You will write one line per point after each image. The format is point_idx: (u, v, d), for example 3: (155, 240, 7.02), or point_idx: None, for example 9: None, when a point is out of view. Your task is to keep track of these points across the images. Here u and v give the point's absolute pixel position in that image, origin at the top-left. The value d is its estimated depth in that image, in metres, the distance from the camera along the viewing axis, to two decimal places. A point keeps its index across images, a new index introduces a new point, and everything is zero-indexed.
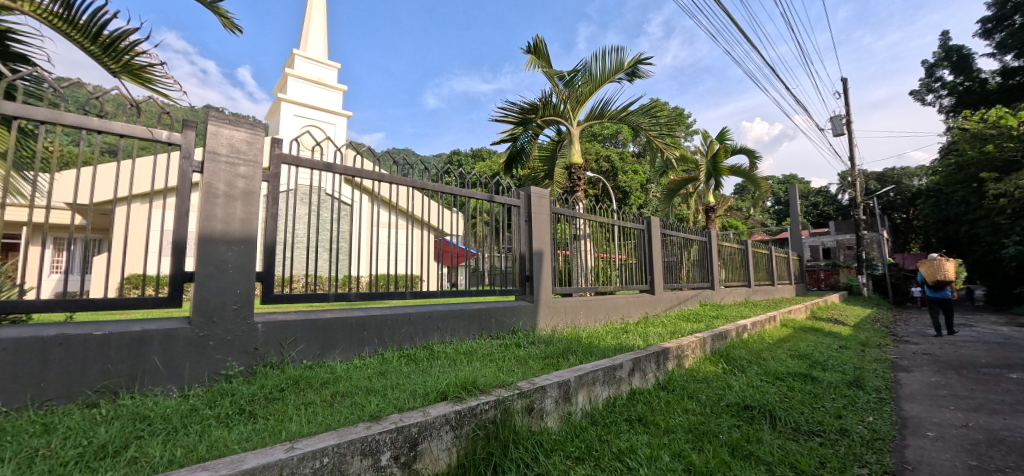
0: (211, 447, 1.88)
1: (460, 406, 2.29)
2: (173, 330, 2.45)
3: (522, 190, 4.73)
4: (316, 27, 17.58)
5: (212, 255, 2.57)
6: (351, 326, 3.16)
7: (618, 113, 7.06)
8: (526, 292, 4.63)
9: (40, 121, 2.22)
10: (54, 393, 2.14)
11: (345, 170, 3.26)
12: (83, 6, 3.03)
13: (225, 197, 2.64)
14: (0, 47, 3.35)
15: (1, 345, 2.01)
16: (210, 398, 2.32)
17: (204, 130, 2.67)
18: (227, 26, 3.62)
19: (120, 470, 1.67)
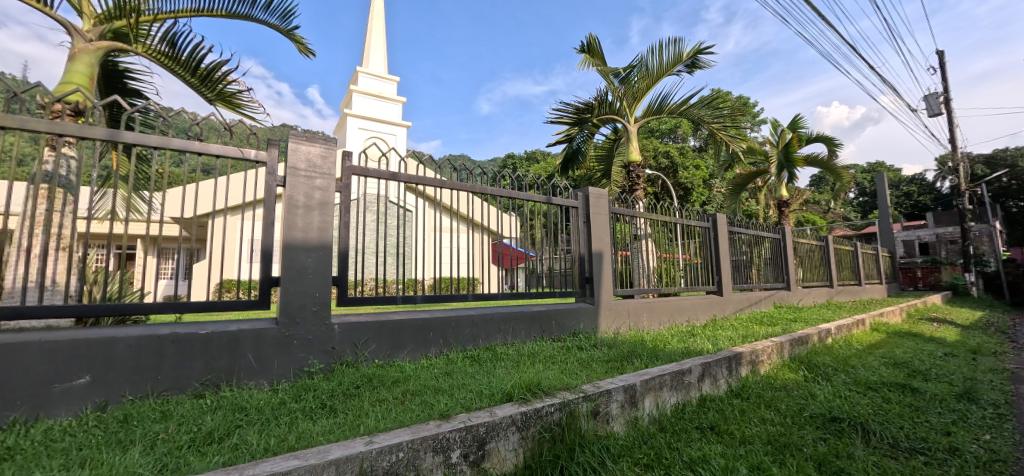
0: (300, 437, 2.04)
1: (526, 408, 2.29)
2: (263, 330, 2.69)
3: (579, 190, 4.67)
4: (377, 45, 18.66)
5: (294, 261, 2.79)
6: (418, 327, 3.29)
7: (678, 107, 6.76)
8: (587, 294, 4.55)
9: (153, 147, 2.52)
10: (169, 384, 2.43)
11: (409, 178, 3.40)
12: (185, 44, 3.44)
13: (305, 208, 2.87)
14: (122, 86, 3.90)
15: (127, 343, 2.35)
16: (295, 393, 2.51)
17: (285, 147, 2.91)
18: (302, 51, 3.94)
19: (224, 455, 1.86)
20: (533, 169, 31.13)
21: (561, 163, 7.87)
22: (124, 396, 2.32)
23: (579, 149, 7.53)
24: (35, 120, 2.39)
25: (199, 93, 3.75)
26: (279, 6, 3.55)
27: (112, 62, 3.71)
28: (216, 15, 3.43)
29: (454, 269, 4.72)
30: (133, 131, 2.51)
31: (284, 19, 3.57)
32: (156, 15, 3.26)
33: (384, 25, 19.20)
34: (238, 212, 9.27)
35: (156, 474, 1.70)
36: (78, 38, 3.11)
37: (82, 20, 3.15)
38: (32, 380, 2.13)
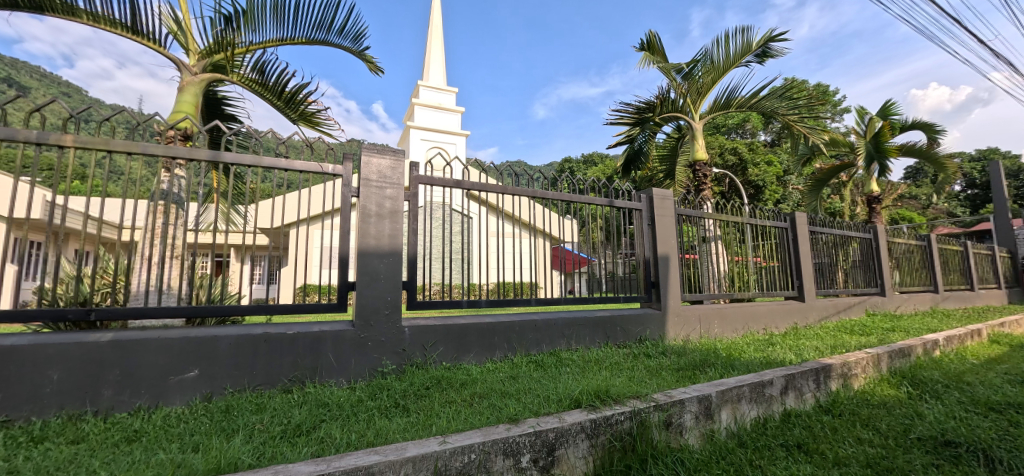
0: (377, 434, 2.14)
1: (595, 415, 2.24)
2: (342, 331, 2.87)
3: (643, 192, 4.53)
4: (436, 59, 19.46)
5: (368, 267, 2.96)
6: (483, 331, 3.35)
7: (747, 100, 6.36)
8: (653, 300, 4.39)
9: (247, 165, 2.78)
10: (262, 379, 2.67)
11: (472, 185, 3.49)
12: (272, 71, 3.80)
13: (376, 216, 3.03)
14: (221, 112, 4.39)
15: (229, 341, 2.62)
16: (371, 392, 2.65)
17: (359, 160, 3.10)
18: (372, 70, 4.19)
19: (312, 447, 2.00)
20: (590, 172, 30.70)
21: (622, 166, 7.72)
22: (225, 389, 2.58)
23: (641, 150, 7.35)
24: (154, 146, 2.74)
25: (284, 114, 4.11)
26: (352, 30, 3.81)
27: (213, 91, 4.19)
28: (298, 42, 3.75)
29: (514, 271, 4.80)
30: (232, 151, 2.80)
31: (356, 41, 3.83)
32: (249, 46, 3.62)
33: (441, 40, 19.99)
34: (318, 222, 10.09)
35: (256, 461, 1.87)
36: (186, 73, 3.54)
37: (188, 56, 3.57)
38: (153, 372, 2.46)
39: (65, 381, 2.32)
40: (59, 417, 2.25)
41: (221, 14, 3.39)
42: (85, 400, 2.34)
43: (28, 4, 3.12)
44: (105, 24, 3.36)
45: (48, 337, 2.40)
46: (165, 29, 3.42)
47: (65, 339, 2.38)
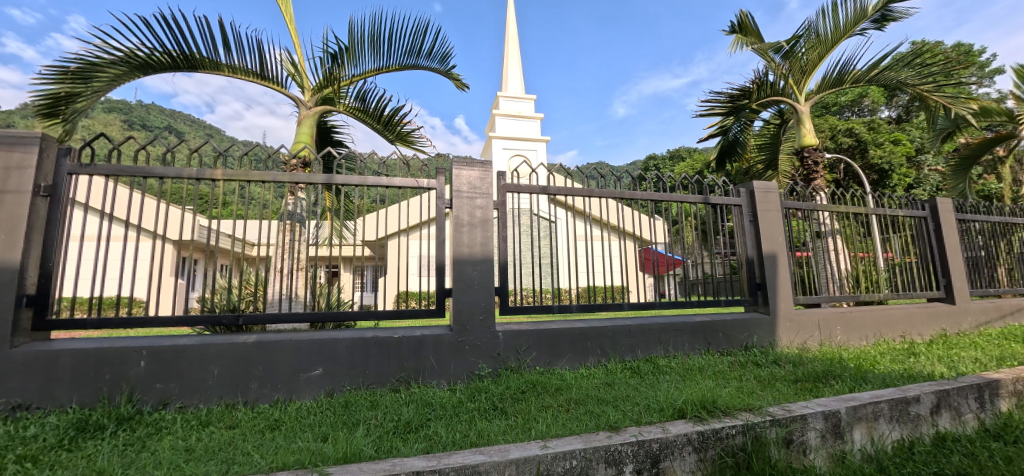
0: (480, 435, 2.23)
1: (703, 427, 2.10)
2: (441, 335, 3.05)
3: (742, 186, 4.18)
4: (514, 69, 19.92)
5: (462, 274, 3.11)
6: (575, 336, 3.33)
7: (864, 73, 5.56)
8: (759, 303, 4.02)
9: (355, 186, 3.07)
10: (374, 379, 2.92)
11: (558, 190, 3.51)
12: (372, 98, 4.18)
13: (469, 225, 3.18)
14: (331, 139, 4.94)
15: (346, 343, 2.92)
16: (470, 394, 2.77)
17: (451, 174, 3.29)
18: (458, 86, 4.41)
19: (422, 444, 2.14)
20: (677, 168, 29.02)
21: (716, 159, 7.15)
22: (344, 386, 2.87)
23: (742, 141, 6.75)
24: (282, 174, 3.16)
25: (382, 136, 4.49)
26: (439, 52, 4.07)
27: (324, 121, 4.73)
28: (393, 69, 4.09)
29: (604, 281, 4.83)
30: (343, 173, 3.12)
31: (443, 62, 4.07)
32: (352, 78, 4.04)
33: (516, 49, 20.43)
34: (415, 232, 10.83)
35: (374, 453, 2.05)
36: (302, 107, 4.04)
37: (303, 93, 4.08)
38: (287, 369, 2.83)
39: (222, 376, 2.77)
40: (219, 405, 2.69)
41: (329, 53, 3.83)
42: (237, 392, 2.77)
43: (185, 64, 3.79)
44: (240, 73, 3.97)
45: (209, 338, 2.88)
46: (284, 71, 3.94)
47: (221, 340, 2.83)
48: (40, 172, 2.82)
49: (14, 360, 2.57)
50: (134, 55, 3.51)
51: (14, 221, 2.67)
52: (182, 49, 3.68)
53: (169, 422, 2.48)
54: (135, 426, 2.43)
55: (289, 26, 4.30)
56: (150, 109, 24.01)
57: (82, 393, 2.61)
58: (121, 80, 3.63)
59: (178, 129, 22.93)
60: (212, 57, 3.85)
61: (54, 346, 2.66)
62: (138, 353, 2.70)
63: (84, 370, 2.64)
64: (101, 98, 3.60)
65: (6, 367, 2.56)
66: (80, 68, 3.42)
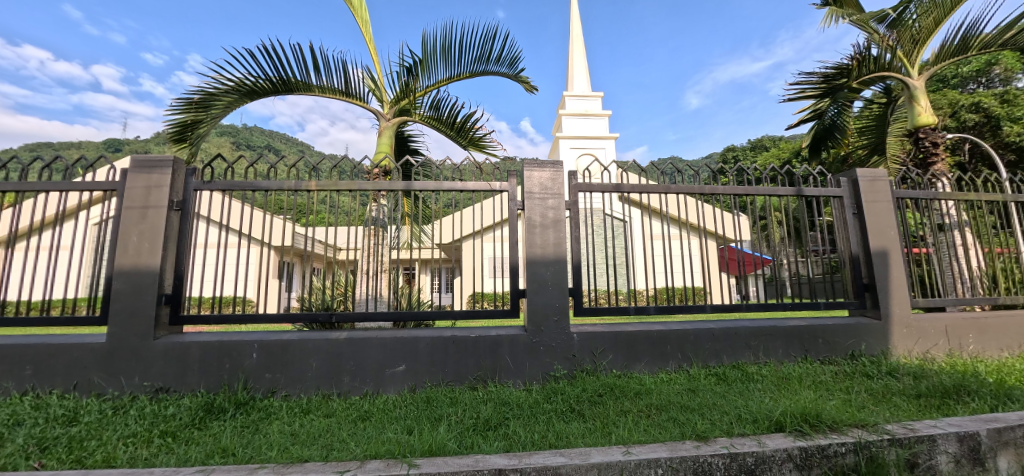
0: (558, 437, 2.21)
1: (806, 442, 1.91)
2: (516, 336, 3.08)
3: (842, 175, 3.76)
4: (580, 68, 19.71)
5: (535, 274, 3.13)
6: (654, 340, 3.19)
7: (997, 36, 4.73)
8: (867, 307, 3.58)
9: (432, 191, 3.21)
10: (453, 376, 3.03)
11: (631, 188, 3.40)
12: (445, 106, 4.36)
13: (541, 226, 3.18)
14: (408, 148, 5.25)
15: (426, 341, 3.06)
16: (546, 395, 2.77)
17: (522, 175, 3.32)
18: (526, 89, 4.45)
19: (501, 442, 2.17)
20: (760, 160, 26.76)
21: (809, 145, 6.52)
22: (426, 383, 3.01)
23: (841, 126, 6.03)
24: (366, 182, 3.39)
25: (456, 142, 4.65)
26: (507, 56, 4.13)
27: (402, 132, 5.03)
28: (463, 77, 4.23)
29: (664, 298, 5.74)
30: (420, 180, 3.28)
31: (512, 65, 4.12)
32: (427, 89, 4.24)
33: (582, 46, 20.20)
34: (488, 234, 11.13)
35: (457, 448, 2.12)
36: (382, 120, 4.32)
37: (382, 107, 4.36)
38: (374, 365, 3.03)
39: (319, 369, 3.03)
40: (318, 395, 2.95)
41: (405, 67, 4.07)
42: (333, 384, 3.01)
43: (283, 88, 4.21)
44: (328, 92, 4.34)
45: (308, 334, 3.18)
46: (366, 87, 4.24)
47: (318, 336, 3.11)
48: (173, 190, 3.29)
49: (157, 349, 3.04)
50: (242, 83, 3.99)
51: (156, 232, 3.16)
52: (280, 74, 4.09)
53: (276, 408, 2.77)
54: (250, 410, 2.74)
55: (369, 45, 4.63)
56: (254, 130, 27.20)
57: (208, 380, 3.01)
58: (233, 106, 4.14)
59: (275, 147, 25.66)
60: (304, 79, 4.24)
61: (186, 338, 3.09)
62: (251, 347, 3.05)
63: (209, 360, 3.03)
64: (218, 124, 4.12)
65: (152, 355, 3.03)
66: (201, 99, 3.95)
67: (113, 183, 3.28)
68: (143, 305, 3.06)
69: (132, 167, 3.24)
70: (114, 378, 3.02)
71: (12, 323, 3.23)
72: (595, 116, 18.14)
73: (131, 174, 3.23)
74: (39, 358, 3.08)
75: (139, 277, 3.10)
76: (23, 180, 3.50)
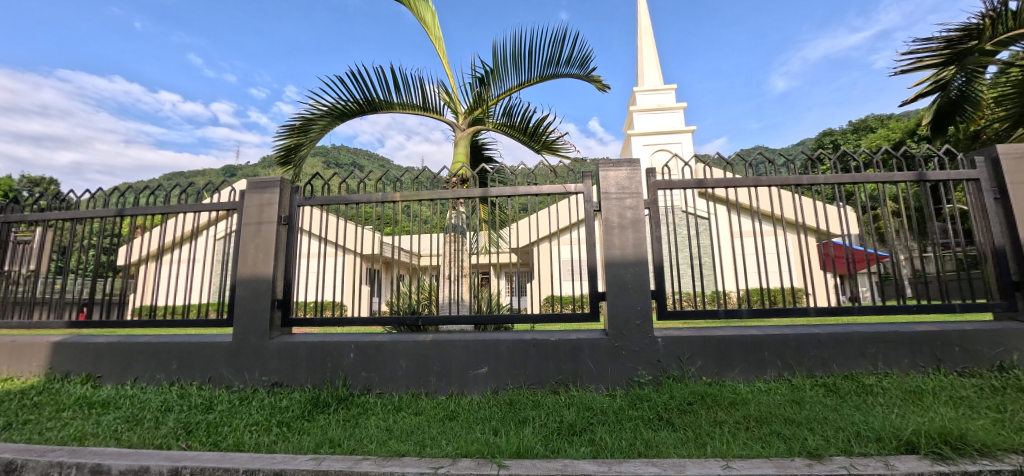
0: (648, 445, 2.13)
1: (948, 468, 1.65)
2: (597, 339, 3.03)
3: (978, 155, 3.22)
4: (651, 61, 19.03)
5: (615, 276, 3.06)
6: (748, 345, 2.96)
7: None
8: (1019, 309, 3.01)
9: (508, 196, 3.28)
10: (534, 379, 3.05)
11: (716, 183, 3.19)
12: (517, 112, 4.44)
13: (619, 227, 3.11)
14: (482, 156, 5.41)
15: (507, 344, 3.12)
16: (630, 401, 2.69)
17: (598, 176, 3.27)
18: (598, 88, 4.38)
19: (588, 448, 2.14)
20: (866, 144, 23.62)
21: (930, 125, 5.70)
22: (508, 385, 3.06)
23: (973, 97, 5.16)
24: (446, 191, 3.55)
25: (529, 147, 4.71)
26: (578, 57, 4.10)
27: (476, 141, 5.20)
28: (534, 82, 4.28)
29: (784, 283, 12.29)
30: (496, 186, 3.36)
31: (582, 65, 4.09)
32: (498, 97, 4.35)
33: (652, 39, 19.51)
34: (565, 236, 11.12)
35: (543, 452, 2.12)
36: (457, 130, 4.50)
37: (456, 118, 4.55)
38: (459, 366, 3.15)
39: (408, 369, 3.22)
40: (408, 394, 3.13)
41: (478, 77, 4.21)
42: (421, 384, 3.18)
43: (368, 108, 4.55)
44: (407, 108, 4.62)
45: (397, 336, 3.40)
46: (441, 101, 4.46)
47: (406, 338, 3.30)
48: (280, 207, 3.70)
49: (272, 348, 3.43)
50: (334, 107, 4.39)
51: (268, 244, 3.57)
52: (365, 95, 4.43)
53: (372, 405, 2.98)
54: (349, 406, 2.99)
55: (442, 60, 4.86)
56: (341, 149, 29.95)
57: (314, 376, 3.33)
58: (327, 129, 4.57)
59: (361, 163, 27.98)
60: (386, 98, 4.56)
61: (294, 339, 3.45)
62: (348, 347, 3.33)
63: (315, 358, 3.36)
64: (315, 145, 4.58)
65: (268, 353, 3.43)
66: (301, 124, 4.42)
67: (234, 203, 3.79)
68: (260, 308, 3.48)
69: (248, 188, 3.72)
70: (239, 372, 3.46)
71: (161, 324, 3.86)
72: (668, 110, 17.35)
73: (248, 195, 3.70)
74: (182, 354, 3.63)
75: (257, 285, 3.53)
76: (167, 204, 4.17)
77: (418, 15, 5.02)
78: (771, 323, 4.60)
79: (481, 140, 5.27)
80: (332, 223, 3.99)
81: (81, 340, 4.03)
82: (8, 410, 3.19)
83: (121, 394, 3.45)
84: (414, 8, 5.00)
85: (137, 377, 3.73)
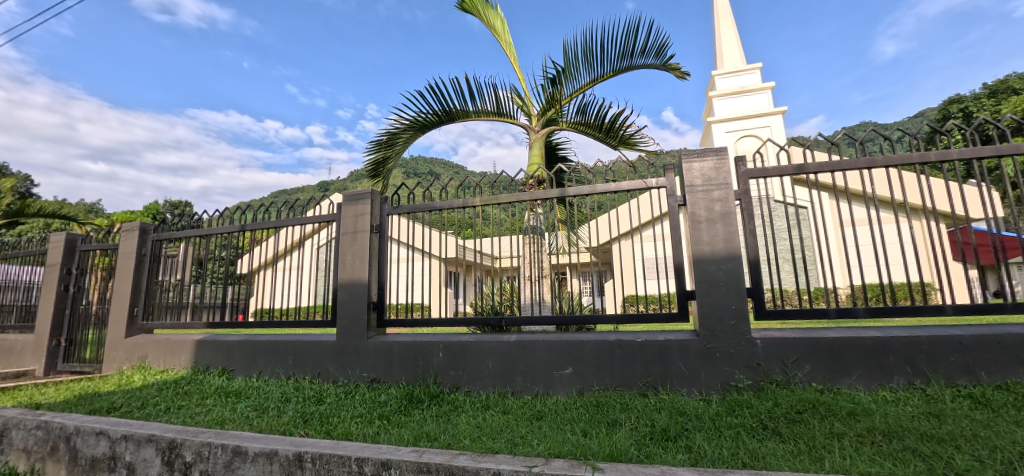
0: (753, 456, 1.97)
1: None
2: (687, 341, 2.89)
3: None
4: (730, 42, 17.77)
5: (705, 274, 2.90)
6: (867, 349, 2.64)
7: None
8: None
9: (586, 195, 3.25)
10: (621, 381, 2.99)
11: (820, 167, 2.88)
12: (591, 109, 4.38)
13: (708, 221, 2.94)
14: (556, 156, 5.42)
15: (591, 344, 3.09)
16: (728, 407, 2.53)
17: (681, 169, 3.13)
18: (676, 75, 4.16)
19: (686, 455, 2.04)
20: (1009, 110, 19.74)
21: None
22: (594, 386, 3.04)
23: None
24: (523, 193, 3.61)
25: (604, 144, 4.62)
26: (653, 46, 3.94)
27: (550, 141, 5.22)
28: (607, 76, 4.20)
29: (908, 272, 11.96)
30: (573, 185, 3.35)
31: (658, 54, 3.92)
32: (571, 95, 4.33)
33: (730, 18, 18.21)
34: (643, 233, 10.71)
35: (637, 456, 2.07)
36: (531, 133, 4.56)
37: (530, 121, 4.60)
38: (543, 366, 3.19)
39: (494, 368, 3.33)
40: (495, 392, 3.23)
41: (550, 78, 4.23)
42: (507, 383, 3.28)
43: (446, 118, 4.76)
44: (482, 115, 4.77)
45: (482, 336, 3.52)
46: (514, 105, 4.54)
47: (491, 338, 3.41)
48: (372, 216, 4.02)
49: (370, 347, 3.74)
50: (416, 120, 4.67)
51: (363, 251, 3.90)
52: (443, 106, 4.65)
53: (462, 402, 3.13)
54: (441, 402, 3.16)
55: (513, 65, 4.95)
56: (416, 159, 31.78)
57: (408, 373, 3.57)
58: (410, 141, 4.88)
59: (434, 171, 29.48)
60: (462, 107, 4.75)
61: (389, 339, 3.73)
62: (437, 347, 3.52)
63: (408, 356, 3.60)
64: (400, 157, 4.90)
65: (366, 351, 3.74)
66: (388, 139, 4.76)
67: (333, 214, 4.19)
68: (358, 310, 3.82)
69: (344, 201, 4.09)
70: (344, 368, 3.82)
71: (278, 324, 4.38)
72: (751, 91, 16.05)
73: (345, 207, 4.07)
74: (296, 351, 4.10)
75: (356, 288, 3.87)
76: (277, 218, 4.73)
77: (488, 23, 5.16)
78: (899, 323, 4.01)
79: (555, 140, 5.28)
80: (417, 230, 4.24)
81: (216, 338, 4.71)
82: (168, 397, 3.84)
83: (250, 385, 3.99)
84: (484, 17, 5.15)
85: (261, 371, 4.28)
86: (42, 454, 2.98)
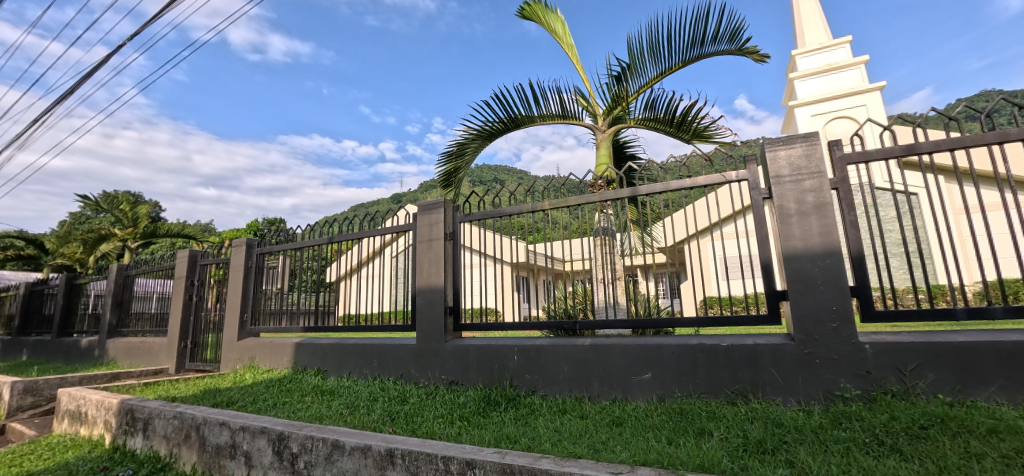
0: (869, 473, 1.77)
1: None
2: (781, 346, 2.68)
3: None
4: (812, 18, 16.26)
5: (799, 272, 2.67)
6: (1009, 356, 2.26)
7: None
8: None
9: (660, 192, 3.15)
10: (706, 388, 2.84)
11: (937, 146, 2.53)
12: (660, 103, 4.23)
13: (799, 214, 2.72)
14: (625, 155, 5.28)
15: (671, 348, 2.97)
16: (833, 419, 2.30)
17: (765, 159, 2.92)
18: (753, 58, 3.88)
19: (787, 469, 1.88)
20: None
21: None
22: (675, 393, 2.91)
23: None
24: (592, 194, 3.58)
25: (676, 138, 4.43)
26: (726, 31, 3.73)
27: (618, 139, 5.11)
28: (676, 68, 4.03)
29: None
30: (645, 183, 3.27)
31: (732, 38, 3.70)
32: (638, 91, 4.22)
33: None
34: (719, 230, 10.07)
35: (731, 468, 1.95)
36: (597, 133, 4.50)
37: (595, 121, 4.55)
38: (621, 371, 3.13)
39: (570, 372, 3.33)
40: (572, 397, 3.23)
41: (615, 76, 4.17)
42: (583, 388, 3.26)
43: (511, 124, 4.85)
44: (546, 119, 4.81)
45: (556, 340, 3.54)
46: (579, 106, 4.52)
47: (565, 342, 3.42)
48: (445, 225, 4.22)
49: (448, 350, 3.91)
50: (482, 129, 4.83)
51: (439, 258, 4.11)
52: (508, 114, 4.76)
53: (538, 406, 3.16)
54: (518, 405, 3.22)
55: (577, 66, 4.94)
56: None
57: (485, 376, 3.68)
58: (477, 150, 5.05)
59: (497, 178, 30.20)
60: (527, 113, 4.83)
61: (465, 342, 3.87)
62: (512, 350, 3.59)
63: (484, 359, 3.72)
64: (469, 166, 5.09)
65: (444, 354, 3.92)
66: (457, 149, 4.97)
67: (409, 224, 4.45)
68: (436, 315, 4.02)
69: (419, 211, 4.33)
70: (424, 371, 4.04)
71: (365, 328, 4.74)
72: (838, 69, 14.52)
73: (420, 217, 4.32)
74: (381, 354, 4.40)
75: (433, 294, 4.07)
76: (360, 230, 5.12)
77: (549, 27, 5.20)
78: None
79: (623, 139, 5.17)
80: (487, 237, 4.37)
81: (311, 341, 5.21)
82: (274, 394, 4.31)
83: (342, 384, 4.36)
84: (545, 22, 5.20)
85: (351, 371, 4.66)
86: (179, 440, 3.49)
